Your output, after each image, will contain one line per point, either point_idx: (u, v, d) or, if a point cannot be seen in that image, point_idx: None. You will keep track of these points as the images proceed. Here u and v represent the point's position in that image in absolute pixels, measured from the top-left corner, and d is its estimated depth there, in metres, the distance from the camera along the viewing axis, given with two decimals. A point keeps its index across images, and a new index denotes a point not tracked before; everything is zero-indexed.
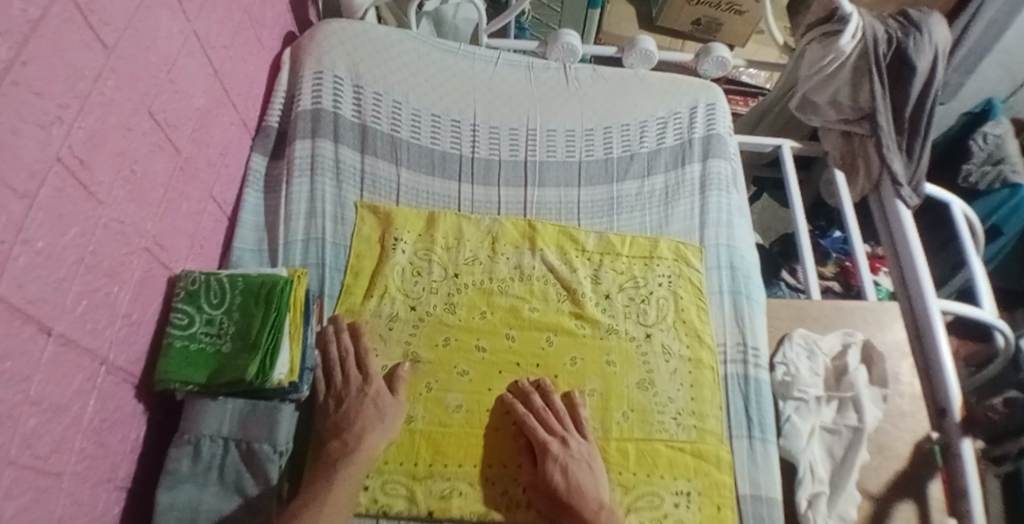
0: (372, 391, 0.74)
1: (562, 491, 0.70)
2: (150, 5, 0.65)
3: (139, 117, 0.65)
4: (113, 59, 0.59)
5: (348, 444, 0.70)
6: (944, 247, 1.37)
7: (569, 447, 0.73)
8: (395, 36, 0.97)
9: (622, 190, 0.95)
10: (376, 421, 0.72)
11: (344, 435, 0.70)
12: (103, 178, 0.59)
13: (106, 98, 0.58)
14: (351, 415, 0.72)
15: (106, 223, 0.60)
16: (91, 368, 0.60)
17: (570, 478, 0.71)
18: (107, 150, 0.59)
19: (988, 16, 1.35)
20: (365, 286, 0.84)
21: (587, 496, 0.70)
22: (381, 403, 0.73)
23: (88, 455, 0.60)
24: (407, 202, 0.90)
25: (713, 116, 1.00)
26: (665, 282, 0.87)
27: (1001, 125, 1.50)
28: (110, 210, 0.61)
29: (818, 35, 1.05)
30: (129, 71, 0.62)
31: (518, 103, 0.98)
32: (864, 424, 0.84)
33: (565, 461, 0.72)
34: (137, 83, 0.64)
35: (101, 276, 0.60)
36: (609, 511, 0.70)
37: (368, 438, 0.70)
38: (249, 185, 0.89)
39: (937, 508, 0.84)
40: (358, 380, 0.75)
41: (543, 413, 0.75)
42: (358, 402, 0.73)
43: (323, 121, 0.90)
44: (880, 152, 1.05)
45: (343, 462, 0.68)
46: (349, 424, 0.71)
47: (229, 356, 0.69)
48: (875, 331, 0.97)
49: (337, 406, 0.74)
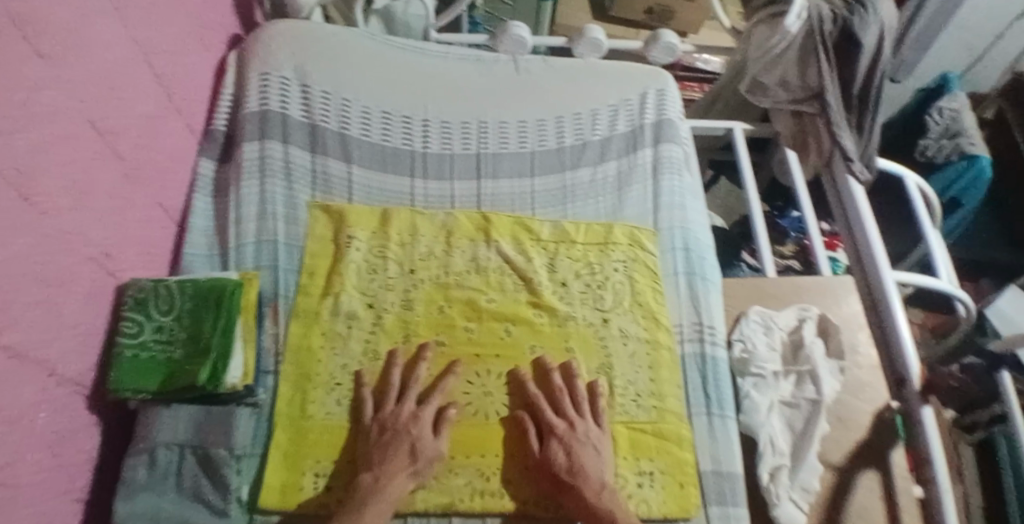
0: (416, 431, 0.72)
1: (563, 470, 0.71)
2: (89, 14, 0.64)
3: (81, 126, 0.64)
4: (52, 69, 0.59)
5: (378, 479, 0.68)
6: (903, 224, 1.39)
7: (575, 430, 0.74)
8: (342, 34, 0.97)
9: (575, 178, 0.95)
10: (414, 458, 0.70)
11: (377, 468, 0.69)
12: (46, 188, 0.58)
13: (46, 108, 0.58)
14: (390, 450, 0.70)
15: (51, 234, 0.59)
16: (42, 380, 0.59)
17: (573, 458, 0.72)
18: (50, 159, 0.59)
19: None
20: (321, 286, 0.83)
21: (589, 476, 0.71)
22: (416, 440, 0.71)
23: (44, 467, 0.59)
24: (360, 200, 0.90)
25: (664, 102, 1.01)
26: (621, 267, 0.88)
27: (957, 99, 1.55)
28: (54, 221, 0.60)
29: (765, 17, 1.06)
30: (70, 79, 0.61)
31: (470, 97, 0.98)
32: (823, 396, 0.85)
33: (567, 442, 0.73)
34: (77, 92, 0.63)
35: (48, 287, 0.59)
36: (610, 492, 0.70)
37: (398, 477, 0.68)
38: (198, 190, 0.88)
39: (901, 475, 0.85)
40: (408, 414, 0.73)
41: (557, 393, 0.77)
42: (404, 437, 0.71)
43: (271, 122, 0.89)
44: (831, 129, 1.05)
45: (373, 497, 0.66)
46: (385, 457, 0.70)
47: (181, 362, 0.69)
48: (832, 305, 0.99)
49: (378, 437, 0.72)
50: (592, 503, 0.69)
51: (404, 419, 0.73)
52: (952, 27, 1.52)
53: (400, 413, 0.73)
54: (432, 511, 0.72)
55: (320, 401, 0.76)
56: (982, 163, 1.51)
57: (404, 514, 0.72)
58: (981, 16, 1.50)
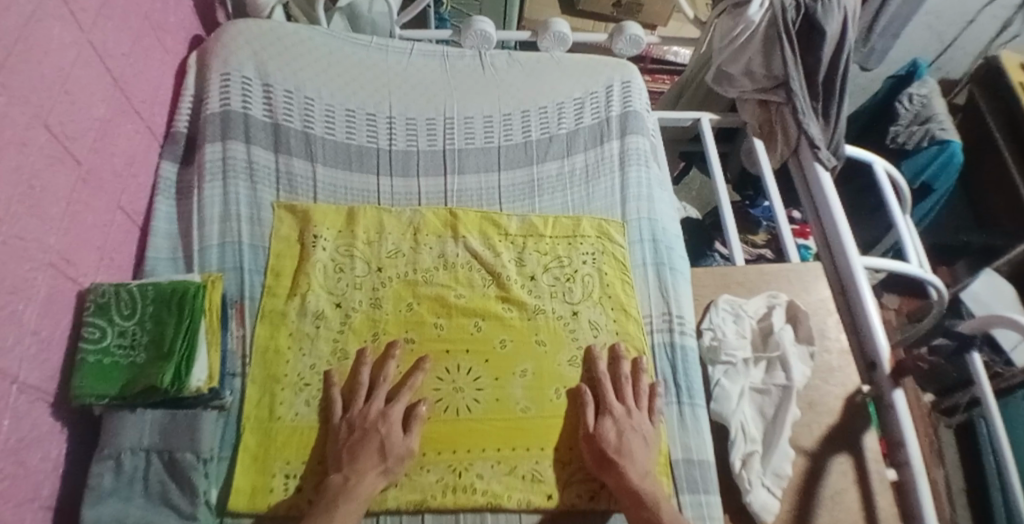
0: (384, 429, 0.71)
1: (611, 447, 0.73)
2: (41, 18, 0.64)
3: (35, 131, 0.63)
4: (5, 73, 0.58)
5: (349, 479, 0.67)
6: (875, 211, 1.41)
7: (630, 416, 0.76)
8: (303, 33, 0.96)
9: (542, 171, 0.96)
10: (381, 457, 0.69)
11: (346, 468, 0.68)
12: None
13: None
14: (359, 449, 0.70)
15: (7, 240, 0.58)
16: (2, 387, 0.57)
17: (623, 440, 0.73)
18: (2, 165, 0.58)
19: None
20: (288, 286, 0.82)
21: (636, 459, 0.72)
22: (384, 439, 0.71)
23: (7, 475, 0.58)
24: (326, 199, 0.89)
25: (629, 93, 1.01)
26: (589, 259, 0.88)
27: (927, 85, 1.58)
28: (10, 227, 0.59)
29: (728, 6, 1.06)
30: (21, 84, 0.60)
31: (435, 93, 0.98)
32: (792, 382, 0.86)
33: (621, 423, 0.75)
34: (30, 96, 0.62)
35: (5, 293, 0.58)
36: (652, 477, 0.71)
37: (368, 475, 0.68)
38: (161, 193, 0.86)
39: (874, 459, 0.86)
40: (376, 412, 0.73)
41: (621, 378, 0.80)
42: (373, 434, 0.71)
43: (232, 122, 0.88)
44: (797, 117, 1.07)
45: (342, 497, 0.66)
46: (354, 458, 0.69)
47: (144, 366, 0.68)
48: (800, 292, 1.00)
49: (347, 436, 0.71)
50: (632, 482, 0.69)
51: (373, 417, 0.72)
52: (922, 13, 1.53)
53: (369, 411, 0.73)
54: (404, 509, 0.72)
55: (289, 403, 0.75)
56: (953, 147, 1.53)
57: (375, 513, 0.72)
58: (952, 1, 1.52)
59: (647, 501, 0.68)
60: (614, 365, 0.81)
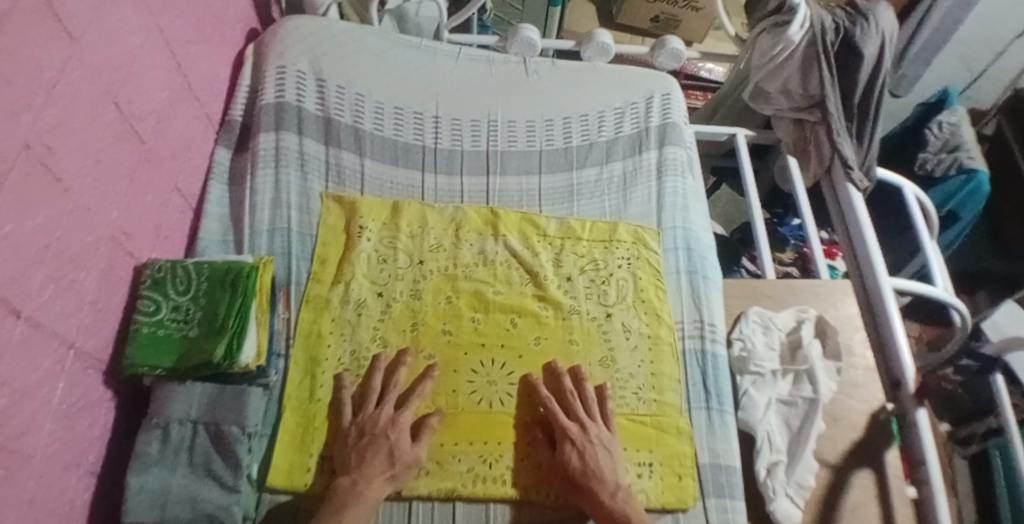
0: (393, 436, 0.72)
1: (578, 472, 0.72)
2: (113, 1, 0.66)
3: (103, 109, 0.65)
4: (79, 50, 0.60)
5: (357, 483, 0.68)
6: (900, 235, 1.42)
7: (587, 433, 0.75)
8: (356, 31, 1.00)
9: (581, 177, 0.98)
10: (385, 464, 0.70)
11: (354, 472, 0.69)
12: (69, 166, 0.60)
13: (72, 88, 0.60)
14: (367, 454, 0.70)
15: (73, 210, 0.61)
16: (59, 352, 0.60)
17: (586, 460, 0.72)
18: (73, 138, 0.60)
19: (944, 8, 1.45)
20: (333, 274, 0.85)
21: (605, 477, 0.72)
22: (387, 447, 0.71)
23: (57, 439, 0.60)
24: (372, 192, 0.92)
25: (669, 105, 1.04)
26: (624, 264, 0.90)
27: (957, 113, 1.58)
28: (76, 198, 0.61)
29: (768, 26, 1.08)
30: (94, 63, 0.63)
31: (480, 96, 1.01)
32: (819, 395, 0.87)
33: (582, 445, 0.73)
34: (101, 74, 0.64)
35: (67, 263, 0.61)
36: (626, 493, 0.71)
37: (374, 483, 0.68)
38: (215, 177, 0.89)
39: (896, 475, 0.86)
40: (385, 419, 0.73)
41: (567, 395, 0.78)
42: (380, 442, 0.71)
43: (286, 114, 0.92)
44: (831, 137, 1.08)
45: (350, 504, 0.66)
46: (363, 463, 0.70)
47: (196, 340, 0.70)
48: (829, 307, 1.01)
49: (356, 441, 0.72)
50: (607, 503, 0.70)
51: (382, 423, 0.73)
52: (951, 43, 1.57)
53: (378, 417, 0.73)
54: (435, 496, 0.74)
55: (329, 386, 0.77)
56: (980, 177, 1.56)
57: (406, 498, 0.73)
58: (980, 30, 1.55)
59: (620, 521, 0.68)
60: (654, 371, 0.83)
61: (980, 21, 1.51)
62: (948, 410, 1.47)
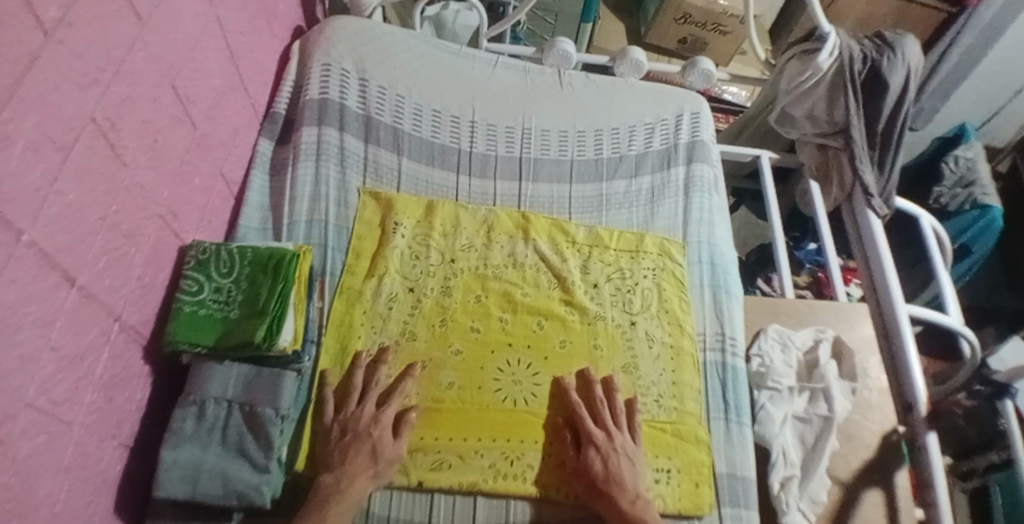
0: (376, 434, 0.72)
1: (600, 478, 0.74)
2: None
3: (162, 91, 0.67)
4: (146, 31, 0.62)
5: (340, 480, 0.69)
6: (916, 264, 1.44)
7: (612, 441, 0.76)
8: (399, 35, 1.03)
9: (610, 188, 1.00)
10: (373, 462, 0.71)
11: (338, 470, 0.70)
12: (129, 142, 0.62)
13: (137, 67, 0.61)
14: (350, 452, 0.71)
15: (128, 186, 0.63)
16: (105, 323, 0.61)
17: (609, 467, 0.74)
18: (134, 116, 0.62)
19: (966, 44, 1.52)
20: (366, 267, 0.87)
21: (625, 485, 0.73)
22: (372, 445, 0.72)
23: (97, 409, 0.61)
24: (408, 190, 0.94)
25: (698, 123, 1.07)
26: (650, 274, 0.92)
27: (973, 148, 1.63)
28: (132, 174, 0.63)
29: (798, 53, 1.12)
30: (159, 45, 0.65)
31: (515, 103, 1.03)
32: (834, 413, 0.88)
33: (605, 452, 0.75)
34: (164, 57, 0.66)
35: (120, 237, 0.62)
36: (644, 502, 0.73)
37: (358, 480, 0.69)
38: (257, 166, 0.92)
39: (904, 496, 0.89)
40: (368, 417, 0.74)
41: (596, 402, 0.80)
42: (365, 442, 0.72)
43: (329, 110, 0.94)
44: (853, 164, 1.11)
45: (334, 500, 0.67)
46: (346, 460, 0.70)
47: (237, 321, 0.71)
48: (846, 329, 1.03)
49: (339, 438, 0.72)
50: (625, 510, 0.71)
51: (365, 421, 0.73)
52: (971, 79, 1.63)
53: (362, 416, 0.74)
54: (456, 489, 0.75)
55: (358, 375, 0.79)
56: (993, 213, 1.60)
57: (428, 490, 0.75)
58: (998, 68, 1.61)
59: None
60: (676, 380, 0.85)
61: (1000, 59, 1.58)
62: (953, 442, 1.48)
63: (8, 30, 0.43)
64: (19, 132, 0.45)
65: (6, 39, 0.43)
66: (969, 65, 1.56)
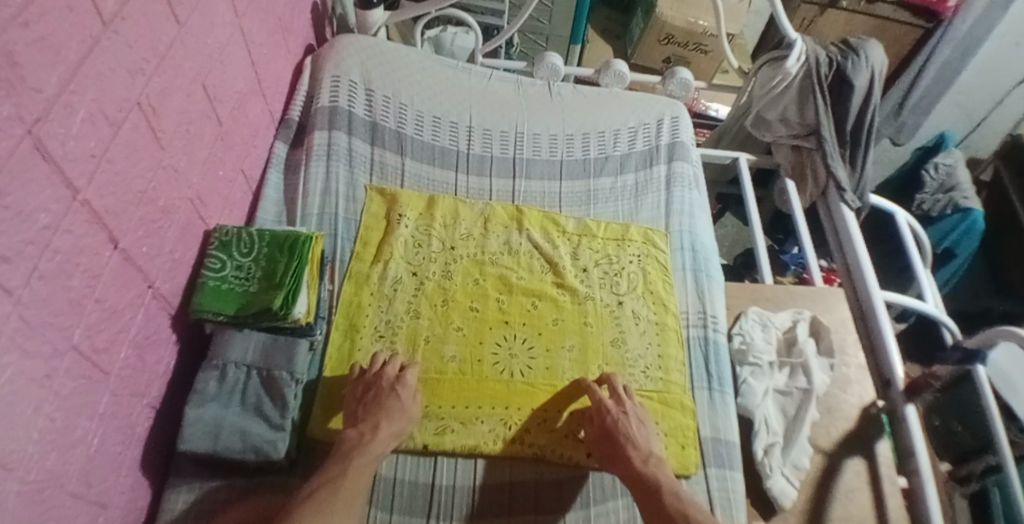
0: (400, 389, 0.78)
1: (620, 436, 0.78)
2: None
3: (195, 86, 0.76)
4: (183, 32, 0.72)
5: (364, 434, 0.74)
6: (900, 274, 1.51)
7: (629, 406, 0.81)
8: (402, 50, 1.13)
9: (598, 184, 1.09)
10: (390, 417, 0.76)
11: (362, 425, 0.75)
12: (167, 127, 0.70)
13: (175, 63, 0.71)
14: (375, 407, 0.76)
15: (165, 166, 0.71)
16: (141, 286, 0.69)
17: (627, 430, 0.78)
18: (171, 106, 0.71)
19: (942, 58, 1.64)
20: (373, 254, 0.94)
21: (639, 444, 0.78)
22: (395, 402, 0.77)
23: (131, 364, 0.68)
24: (411, 186, 1.04)
25: (677, 126, 1.16)
26: (635, 260, 0.99)
27: (953, 155, 1.76)
28: (168, 156, 0.72)
29: (770, 59, 1.22)
30: (193, 47, 0.75)
31: (509, 111, 1.13)
32: (813, 385, 0.94)
33: (619, 414, 0.80)
34: (197, 58, 0.76)
35: (157, 211, 0.71)
36: (657, 460, 0.77)
37: (382, 432, 0.74)
38: (272, 166, 1.01)
39: (886, 464, 0.93)
40: (391, 376, 0.80)
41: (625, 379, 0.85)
42: (387, 394, 0.77)
43: (338, 116, 1.04)
44: (826, 161, 1.20)
45: (357, 451, 0.72)
46: (370, 416, 0.76)
47: (256, 294, 0.79)
48: (823, 311, 1.09)
49: (363, 396, 0.78)
50: (640, 469, 0.75)
51: (387, 379, 0.79)
52: (953, 91, 1.80)
53: (385, 374, 0.80)
54: (459, 452, 0.80)
55: (366, 350, 0.86)
56: (975, 216, 1.66)
57: (433, 452, 0.80)
58: (977, 81, 1.77)
59: (652, 485, 0.74)
60: (660, 353, 0.91)
61: (978, 73, 1.74)
62: (949, 449, 1.42)
63: (77, 15, 0.53)
64: (80, 103, 0.54)
65: (74, 22, 0.52)
66: (945, 80, 1.71)
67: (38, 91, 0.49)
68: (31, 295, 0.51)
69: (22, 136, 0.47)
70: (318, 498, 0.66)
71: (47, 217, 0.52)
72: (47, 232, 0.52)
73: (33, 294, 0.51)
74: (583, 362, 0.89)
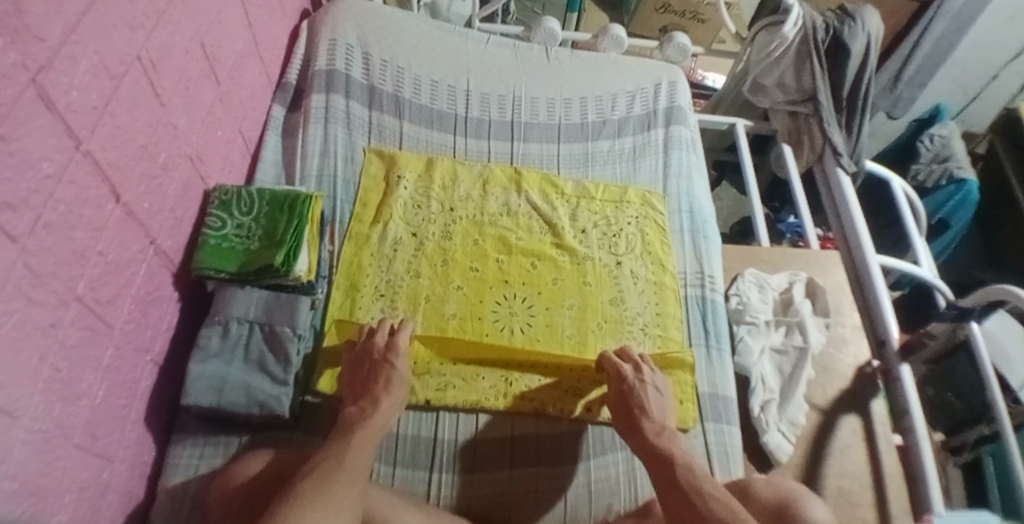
0: (393, 362, 0.76)
1: (637, 405, 0.77)
2: None
3: (194, 44, 0.76)
4: None
5: (365, 410, 0.71)
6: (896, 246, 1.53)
7: (642, 372, 0.81)
8: (399, 15, 1.13)
9: (596, 147, 1.09)
10: (389, 387, 0.74)
11: (361, 402, 0.72)
12: (166, 84, 0.70)
13: (174, 21, 0.70)
14: (370, 382, 0.75)
15: (165, 123, 0.71)
16: (142, 243, 0.69)
17: (641, 401, 0.77)
18: (171, 64, 0.71)
19: (940, 28, 1.62)
20: (372, 215, 0.95)
21: (654, 414, 0.76)
22: (391, 371, 0.76)
23: (134, 319, 0.68)
24: (409, 148, 1.04)
25: (675, 91, 1.16)
26: (633, 221, 1.00)
27: (947, 126, 1.75)
28: (168, 113, 0.71)
29: (766, 25, 1.21)
30: (192, 5, 0.74)
31: (507, 75, 1.13)
32: (809, 343, 0.96)
33: (633, 382, 0.79)
34: (196, 17, 0.75)
35: (157, 168, 0.70)
36: (671, 432, 0.74)
37: (382, 405, 0.72)
38: (271, 128, 1.00)
39: (880, 422, 0.95)
40: (381, 345, 0.78)
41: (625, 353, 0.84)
42: (380, 365, 0.76)
43: (336, 79, 1.04)
44: (823, 127, 1.21)
45: (360, 425, 0.68)
46: (367, 391, 0.74)
47: (257, 251, 0.79)
48: (818, 272, 1.11)
49: (360, 373, 0.76)
50: (654, 437, 0.73)
51: (377, 350, 0.77)
52: (947, 66, 1.79)
53: (375, 343, 0.78)
54: (460, 407, 0.81)
55: (367, 308, 0.86)
56: (970, 186, 1.68)
57: (436, 408, 0.81)
58: (970, 55, 1.77)
59: (663, 455, 0.70)
60: (657, 310, 0.93)
61: (972, 46, 1.74)
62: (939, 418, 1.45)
63: None
64: (83, 54, 0.54)
65: None
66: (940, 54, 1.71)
67: (43, 40, 0.49)
68: (36, 243, 0.51)
69: (26, 84, 0.47)
70: (317, 473, 0.61)
71: (51, 166, 0.52)
72: (51, 181, 0.52)
73: (39, 242, 0.51)
74: (583, 320, 0.90)
